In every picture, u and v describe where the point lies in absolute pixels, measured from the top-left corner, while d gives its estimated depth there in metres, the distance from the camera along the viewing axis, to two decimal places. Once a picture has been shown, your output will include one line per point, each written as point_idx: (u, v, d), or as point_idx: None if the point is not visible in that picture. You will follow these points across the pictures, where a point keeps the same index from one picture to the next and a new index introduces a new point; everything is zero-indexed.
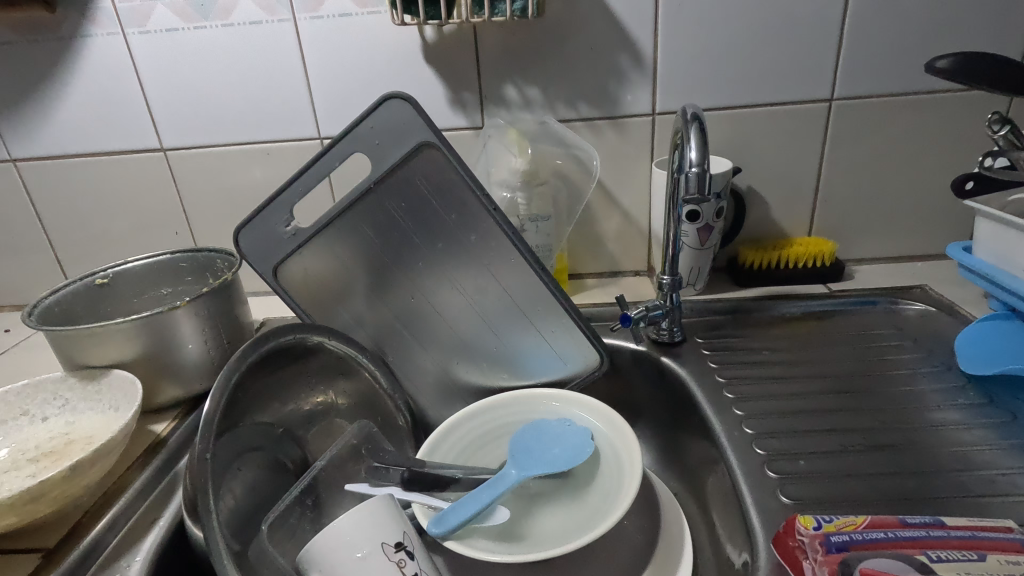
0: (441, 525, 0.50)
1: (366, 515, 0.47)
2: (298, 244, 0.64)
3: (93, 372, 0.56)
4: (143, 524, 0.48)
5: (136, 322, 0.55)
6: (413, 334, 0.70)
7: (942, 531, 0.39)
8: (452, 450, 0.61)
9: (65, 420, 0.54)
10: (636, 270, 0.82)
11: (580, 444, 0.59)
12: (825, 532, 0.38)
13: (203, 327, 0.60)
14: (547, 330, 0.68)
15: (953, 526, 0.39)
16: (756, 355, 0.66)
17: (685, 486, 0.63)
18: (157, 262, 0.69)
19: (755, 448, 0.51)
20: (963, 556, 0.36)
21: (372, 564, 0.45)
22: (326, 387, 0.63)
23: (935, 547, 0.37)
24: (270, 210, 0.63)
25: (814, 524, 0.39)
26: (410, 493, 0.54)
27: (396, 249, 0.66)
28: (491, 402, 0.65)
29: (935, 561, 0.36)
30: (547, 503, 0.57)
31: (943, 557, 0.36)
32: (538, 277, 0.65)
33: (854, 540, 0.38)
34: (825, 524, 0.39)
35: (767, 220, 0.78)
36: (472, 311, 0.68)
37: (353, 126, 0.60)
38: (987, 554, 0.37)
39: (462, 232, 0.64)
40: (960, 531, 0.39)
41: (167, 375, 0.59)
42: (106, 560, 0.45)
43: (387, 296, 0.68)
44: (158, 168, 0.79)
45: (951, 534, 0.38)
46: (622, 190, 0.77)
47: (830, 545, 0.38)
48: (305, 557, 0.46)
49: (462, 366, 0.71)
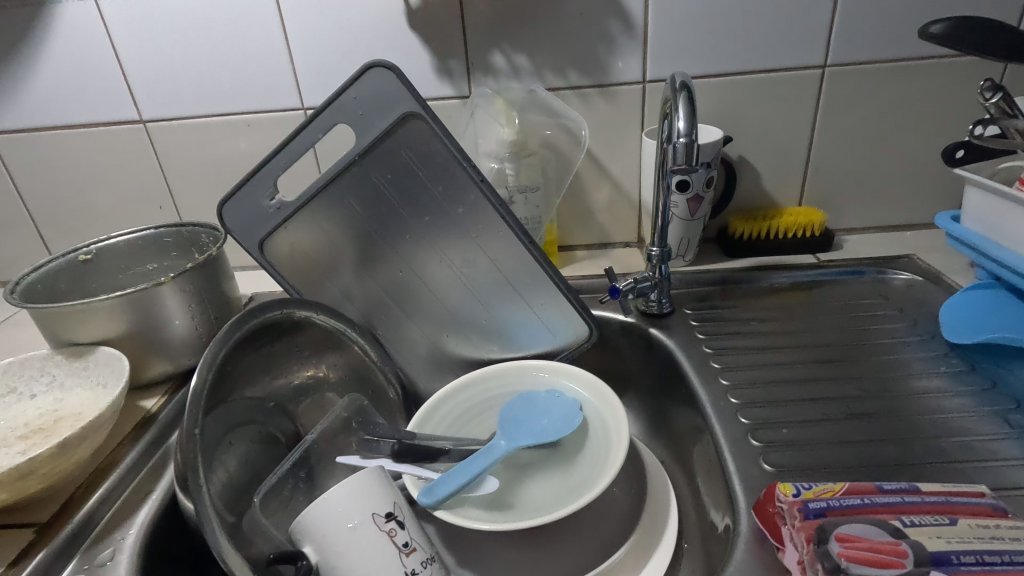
0: (430, 496, 0.51)
1: (356, 487, 0.47)
2: (283, 218, 0.63)
3: (79, 349, 0.55)
4: (136, 498, 0.48)
5: (120, 298, 0.54)
6: (403, 307, 0.70)
7: (917, 497, 0.40)
8: (442, 422, 0.62)
9: (54, 397, 0.54)
10: (627, 241, 0.82)
11: (568, 414, 0.60)
12: (803, 499, 0.39)
13: (190, 302, 0.59)
14: (536, 303, 0.68)
15: (928, 492, 0.40)
16: (743, 326, 0.67)
17: (672, 454, 0.64)
18: (140, 237, 0.68)
19: (740, 417, 0.52)
20: (935, 521, 0.37)
21: (363, 533, 0.46)
22: (316, 361, 0.63)
23: (909, 512, 0.38)
24: (254, 183, 0.62)
25: (793, 491, 0.40)
26: (400, 465, 0.54)
27: (383, 223, 0.65)
28: (481, 374, 0.66)
29: (908, 526, 0.37)
30: (536, 472, 0.58)
31: (915, 522, 0.37)
32: (527, 250, 0.65)
33: (831, 506, 0.38)
34: (804, 491, 0.40)
35: (758, 190, 0.77)
36: (461, 284, 0.68)
37: (336, 96, 0.58)
38: (959, 518, 0.38)
39: (450, 205, 0.64)
40: (934, 497, 0.40)
41: (155, 351, 0.59)
42: (100, 534, 0.45)
43: (376, 270, 0.68)
44: (139, 140, 0.77)
45: (925, 500, 0.39)
46: (612, 160, 0.76)
47: (807, 511, 0.38)
48: (297, 528, 0.46)
49: (452, 340, 0.71)
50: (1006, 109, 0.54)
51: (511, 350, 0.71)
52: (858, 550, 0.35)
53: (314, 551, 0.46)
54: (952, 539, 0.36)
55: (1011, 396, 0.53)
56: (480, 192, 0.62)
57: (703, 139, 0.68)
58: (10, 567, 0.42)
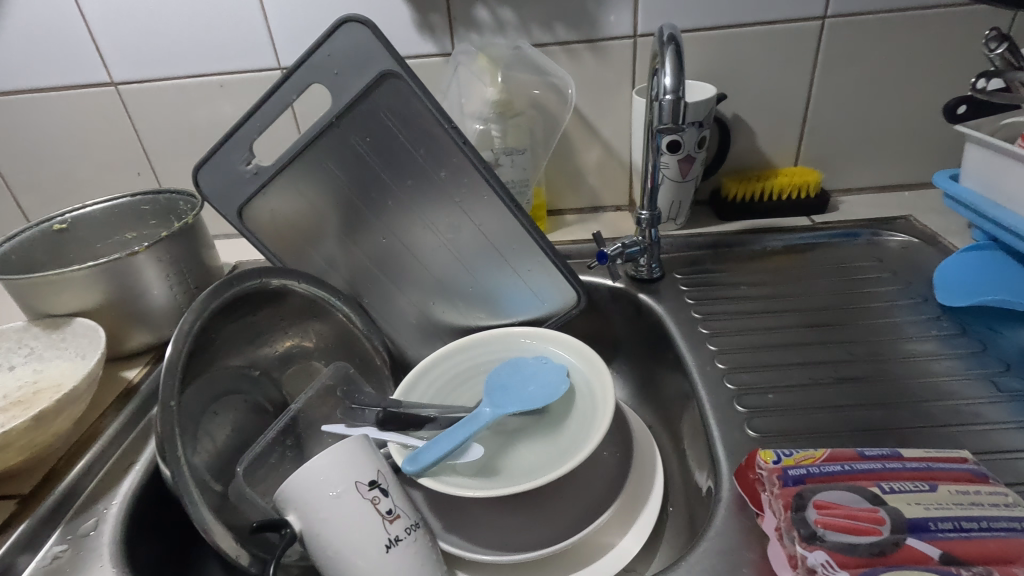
0: (415, 463, 0.50)
1: (338, 456, 0.47)
2: (261, 183, 0.61)
3: (56, 321, 0.54)
4: (119, 468, 0.48)
5: (94, 269, 0.53)
6: (388, 276, 0.69)
7: (897, 463, 0.39)
8: (429, 389, 0.62)
9: (32, 368, 0.53)
10: (618, 204, 0.80)
11: (555, 380, 0.60)
12: (783, 466, 0.39)
13: (168, 272, 0.58)
14: (524, 269, 0.67)
15: (909, 458, 0.40)
16: (734, 290, 0.65)
17: (659, 419, 0.64)
18: (117, 205, 0.66)
19: (726, 382, 0.52)
20: (914, 487, 0.37)
21: (346, 501, 0.46)
22: (299, 330, 0.62)
23: (888, 479, 0.38)
24: (228, 147, 0.60)
25: (773, 458, 0.39)
26: (386, 433, 0.54)
27: (364, 188, 0.63)
28: (468, 341, 0.65)
29: (887, 493, 0.37)
30: (523, 439, 0.58)
31: (894, 489, 0.37)
32: (513, 215, 0.63)
33: (811, 473, 0.38)
34: (784, 458, 0.39)
35: (752, 150, 0.75)
36: (447, 249, 0.66)
37: (308, 57, 0.55)
38: (939, 484, 0.37)
39: (433, 169, 0.62)
40: (915, 462, 0.39)
41: (135, 322, 0.58)
42: (83, 504, 0.45)
43: (358, 237, 0.66)
44: (112, 105, 0.74)
45: (906, 466, 0.39)
46: (602, 120, 0.73)
47: (787, 479, 0.38)
48: (280, 497, 0.46)
49: (440, 307, 0.70)
50: (1014, 61, 0.51)
51: (499, 317, 0.71)
52: (835, 516, 0.35)
53: (298, 520, 0.46)
54: (931, 506, 0.35)
55: (1000, 359, 0.52)
56: (463, 155, 0.60)
57: (696, 97, 0.66)
58: None
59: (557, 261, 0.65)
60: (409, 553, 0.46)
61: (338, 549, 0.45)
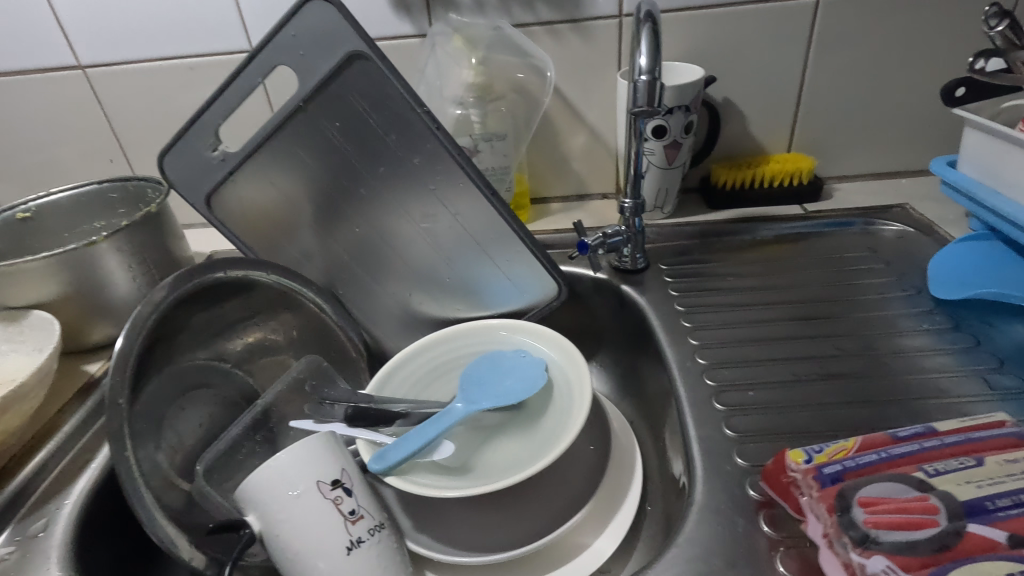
0: (382, 462, 0.49)
1: (298, 453, 0.45)
2: (228, 170, 0.59)
3: (14, 313, 0.52)
4: (74, 466, 0.47)
5: (51, 258, 0.52)
6: (363, 267, 0.67)
7: (937, 441, 0.38)
8: (403, 384, 0.60)
9: None
10: (605, 192, 0.77)
11: (532, 376, 0.58)
12: (817, 465, 0.36)
13: (131, 263, 0.56)
14: (503, 259, 0.65)
15: (947, 434, 0.38)
16: (721, 282, 0.63)
17: (641, 414, 0.62)
18: (83, 193, 0.64)
19: (705, 379, 0.50)
20: (960, 466, 0.35)
21: (307, 502, 0.44)
22: (268, 322, 0.60)
23: (931, 460, 0.36)
24: (192, 132, 0.57)
25: (804, 458, 0.37)
26: (355, 430, 0.52)
27: (336, 176, 0.61)
28: (445, 334, 0.63)
29: (933, 476, 0.34)
30: (497, 435, 0.56)
31: (939, 471, 0.35)
32: (490, 204, 0.61)
33: (847, 468, 0.36)
34: (816, 456, 0.37)
35: (743, 135, 0.72)
36: (423, 239, 0.64)
37: (271, 37, 0.53)
38: (985, 458, 0.36)
39: (406, 155, 0.59)
40: (954, 437, 0.38)
41: (97, 314, 0.56)
42: (34, 504, 0.44)
43: (331, 226, 0.64)
44: (80, 89, 0.72)
45: (945, 443, 0.37)
46: (586, 104, 0.71)
47: (823, 478, 0.35)
48: (240, 495, 0.45)
49: (418, 298, 0.68)
50: (1015, 39, 0.49)
51: (479, 309, 0.68)
52: (882, 513, 0.33)
53: (257, 520, 0.44)
54: (983, 483, 0.33)
55: (994, 355, 0.50)
56: (437, 141, 0.58)
57: (683, 79, 0.63)
58: None
59: (537, 251, 0.63)
60: (371, 555, 0.44)
61: (297, 550, 0.43)
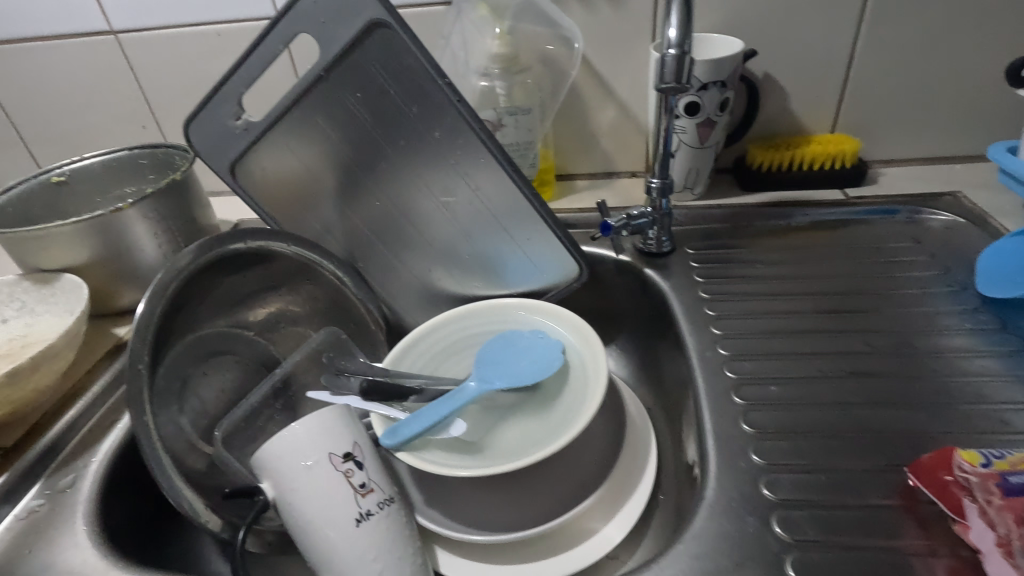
0: (393, 437, 0.49)
1: (311, 424, 0.46)
2: (251, 140, 0.59)
3: (48, 275, 0.54)
4: (101, 426, 0.49)
5: (81, 223, 0.53)
6: (382, 239, 0.66)
7: None
8: (419, 360, 0.60)
9: (24, 322, 0.53)
10: (633, 170, 0.75)
11: (548, 358, 0.57)
12: (998, 471, 0.35)
13: (158, 230, 0.57)
14: (524, 236, 0.63)
15: None
16: (750, 269, 0.60)
17: (659, 401, 0.61)
18: (114, 159, 0.65)
19: (726, 371, 0.48)
20: None
21: (319, 473, 0.45)
22: (286, 293, 0.60)
23: None
24: (216, 101, 0.57)
25: (981, 462, 0.36)
26: (369, 403, 0.53)
27: (356, 147, 0.60)
28: (463, 311, 0.62)
29: None
30: (510, 415, 0.56)
31: None
32: (512, 179, 0.59)
33: None
34: (995, 462, 0.36)
35: (783, 114, 0.68)
36: (443, 214, 0.63)
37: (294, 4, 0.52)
38: None
39: (427, 127, 0.58)
40: None
41: (126, 279, 0.57)
42: (64, 460, 0.46)
43: (351, 198, 0.64)
44: (112, 54, 0.73)
45: None
46: (617, 77, 0.68)
47: (1007, 487, 0.34)
48: (256, 463, 0.46)
49: (437, 273, 0.68)
50: None
51: (497, 287, 0.67)
52: None
53: (271, 488, 0.45)
54: None
55: None
56: (458, 112, 0.56)
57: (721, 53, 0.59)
58: None
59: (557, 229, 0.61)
60: (381, 528, 0.45)
61: (309, 519, 0.44)
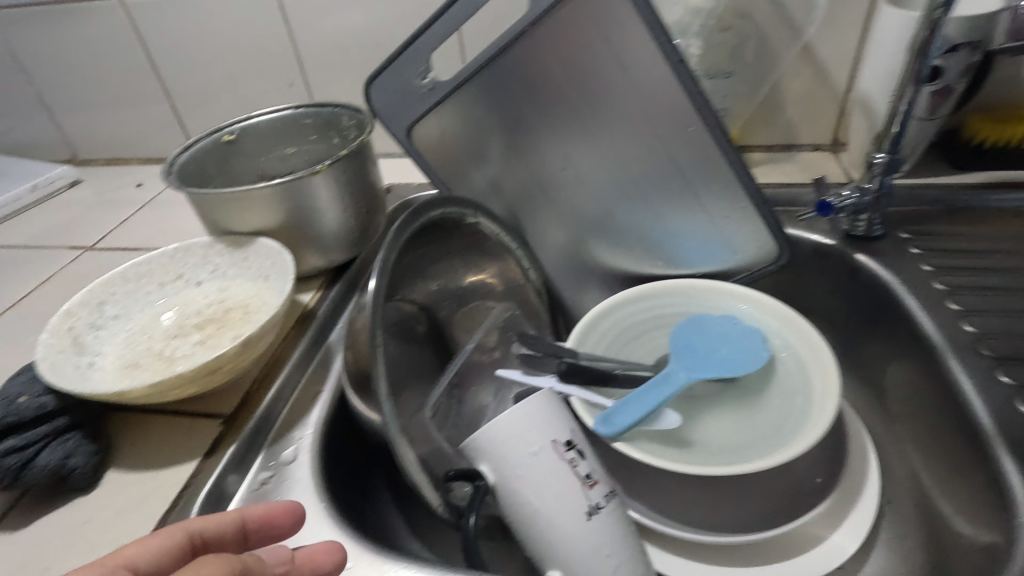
0: (609, 426, 0.46)
1: (530, 408, 0.44)
2: (435, 101, 0.56)
3: (240, 239, 0.52)
4: (307, 398, 0.47)
5: (278, 186, 0.50)
6: (554, 210, 0.62)
7: None
8: (602, 342, 0.56)
9: (218, 286, 0.52)
10: (817, 142, 0.68)
11: (753, 348, 0.52)
12: None
13: (342, 195, 0.55)
14: (719, 214, 0.58)
15: None
16: (984, 259, 0.54)
17: (863, 399, 0.56)
18: (282, 117, 0.63)
19: (999, 375, 0.43)
20: None
21: (545, 461, 0.42)
22: (467, 269, 0.59)
23: None
24: (407, 57, 0.54)
25: None
26: (570, 387, 0.50)
27: (545, 109, 0.56)
28: (646, 293, 0.59)
29: None
30: (710, 408, 0.52)
31: None
32: (719, 150, 0.53)
33: None
34: None
35: (1014, 82, 0.60)
36: (629, 187, 0.58)
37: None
38: None
39: (631, 89, 0.52)
40: None
41: (308, 244, 0.55)
42: (280, 432, 0.44)
43: (528, 165, 0.60)
44: (269, 6, 0.70)
45: None
46: (822, 36, 0.61)
47: None
48: (469, 446, 0.44)
49: (608, 249, 0.63)
50: None
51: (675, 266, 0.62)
52: None
53: (491, 473, 0.43)
54: None
55: None
56: (671, 75, 0.50)
57: (970, 9, 0.51)
58: (206, 458, 0.41)
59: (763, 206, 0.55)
60: (610, 523, 0.42)
61: (537, 510, 0.42)
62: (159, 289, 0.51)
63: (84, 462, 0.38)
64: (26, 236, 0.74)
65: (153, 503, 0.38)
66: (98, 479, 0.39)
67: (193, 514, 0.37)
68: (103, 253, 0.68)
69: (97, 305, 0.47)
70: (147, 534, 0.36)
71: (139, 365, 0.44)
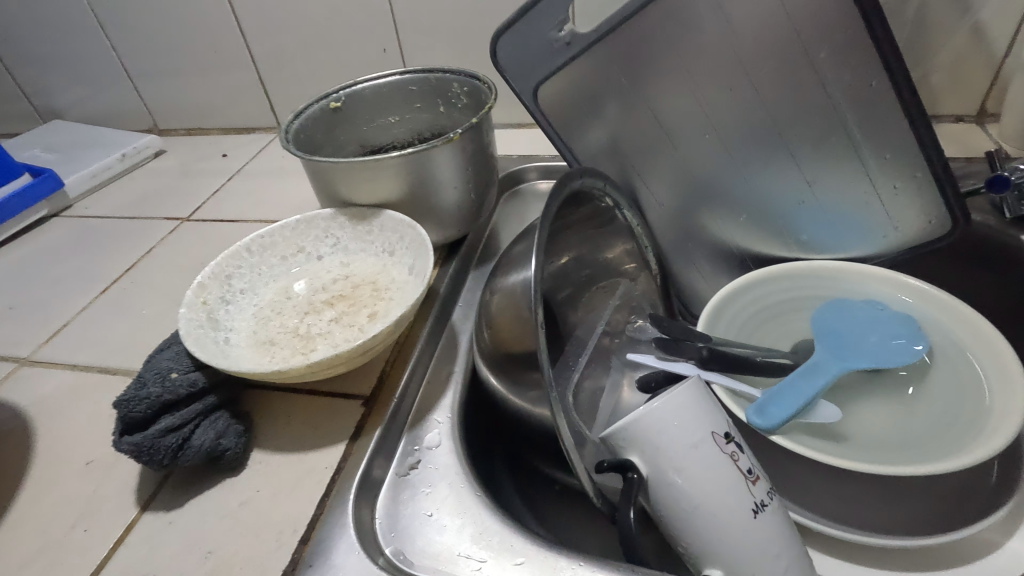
0: (763, 417, 0.42)
1: (685, 396, 0.40)
2: (569, 56, 0.45)
3: (362, 211, 0.50)
4: (440, 379, 0.45)
5: (406, 156, 0.48)
6: (689, 191, 0.53)
7: None
8: (735, 323, 0.52)
9: (340, 261, 0.49)
10: (959, 115, 0.62)
11: (913, 338, 0.48)
12: None
13: (465, 167, 0.52)
14: (889, 195, 0.50)
15: None
16: None
17: None
18: (388, 83, 0.60)
19: None
20: None
21: (705, 453, 0.39)
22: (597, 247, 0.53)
23: None
24: (543, 1, 0.42)
25: None
26: (711, 374, 0.46)
27: (700, 67, 0.46)
28: (784, 273, 0.54)
29: None
30: (861, 400, 0.47)
31: None
32: (910, 121, 0.44)
33: None
34: None
35: None
36: (783, 155, 0.49)
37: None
38: None
39: (813, 49, 0.43)
40: None
41: (428, 218, 0.53)
42: (420, 414, 0.42)
43: (667, 141, 0.50)
44: None
45: None
46: None
47: None
48: (619, 434, 0.41)
49: (747, 236, 0.55)
50: None
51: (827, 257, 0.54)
52: None
53: (645, 464, 0.40)
54: None
55: None
56: (872, 32, 0.41)
57: None
58: (352, 441, 0.39)
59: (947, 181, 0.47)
60: (774, 521, 0.40)
61: (695, 505, 0.39)
62: (281, 263, 0.49)
63: (235, 442, 0.37)
64: (119, 205, 0.73)
65: (307, 485, 0.36)
66: (245, 460, 0.38)
67: (351, 498, 0.35)
68: (201, 223, 0.67)
69: (225, 277, 0.45)
70: (307, 519, 0.35)
71: (275, 342, 0.42)
